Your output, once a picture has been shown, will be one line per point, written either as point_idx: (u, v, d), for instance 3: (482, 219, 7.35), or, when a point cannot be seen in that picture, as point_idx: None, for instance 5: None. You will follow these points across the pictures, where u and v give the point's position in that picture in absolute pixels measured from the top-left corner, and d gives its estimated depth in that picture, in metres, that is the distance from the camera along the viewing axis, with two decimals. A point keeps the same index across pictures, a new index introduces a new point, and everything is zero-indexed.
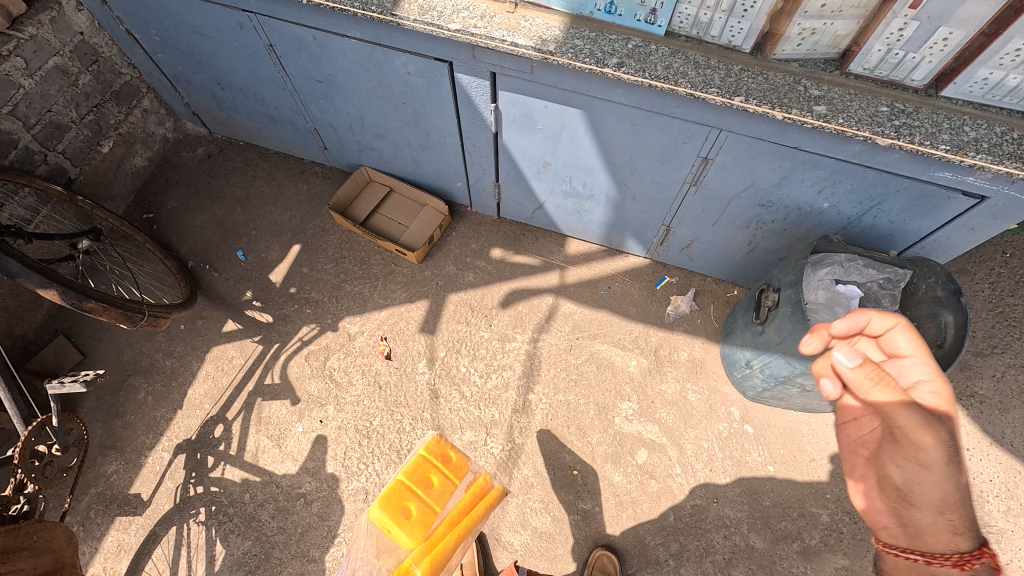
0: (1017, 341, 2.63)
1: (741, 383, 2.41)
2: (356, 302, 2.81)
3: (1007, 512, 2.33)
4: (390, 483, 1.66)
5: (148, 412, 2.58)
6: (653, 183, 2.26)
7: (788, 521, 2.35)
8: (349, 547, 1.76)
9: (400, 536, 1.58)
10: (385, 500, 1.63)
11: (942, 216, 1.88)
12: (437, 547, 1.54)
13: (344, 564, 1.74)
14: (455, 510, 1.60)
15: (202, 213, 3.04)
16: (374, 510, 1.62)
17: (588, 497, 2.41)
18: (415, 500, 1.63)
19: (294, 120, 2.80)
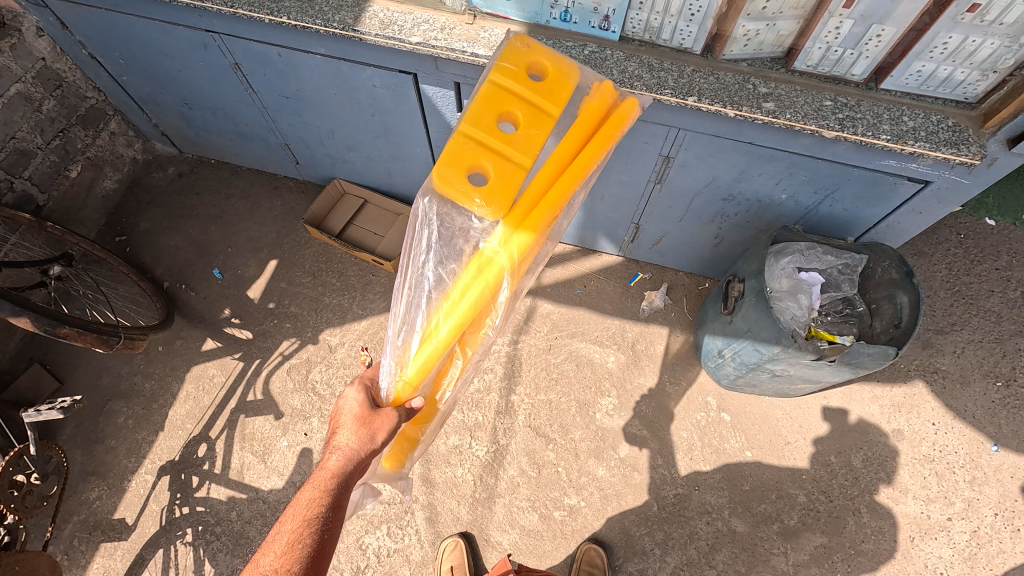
0: (975, 317, 2.75)
1: (715, 372, 2.47)
2: (335, 314, 2.83)
3: (972, 481, 2.44)
4: (457, 130, 1.34)
5: (129, 436, 2.56)
6: (620, 183, 2.32)
7: (767, 503, 2.42)
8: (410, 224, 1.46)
9: (472, 198, 1.31)
10: (451, 159, 1.33)
11: (892, 202, 1.98)
12: (532, 220, 1.33)
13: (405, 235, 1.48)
14: (564, 146, 1.39)
15: (176, 233, 3.03)
16: (440, 166, 1.33)
17: (573, 493, 2.45)
18: (490, 157, 1.32)
19: (264, 136, 2.82)
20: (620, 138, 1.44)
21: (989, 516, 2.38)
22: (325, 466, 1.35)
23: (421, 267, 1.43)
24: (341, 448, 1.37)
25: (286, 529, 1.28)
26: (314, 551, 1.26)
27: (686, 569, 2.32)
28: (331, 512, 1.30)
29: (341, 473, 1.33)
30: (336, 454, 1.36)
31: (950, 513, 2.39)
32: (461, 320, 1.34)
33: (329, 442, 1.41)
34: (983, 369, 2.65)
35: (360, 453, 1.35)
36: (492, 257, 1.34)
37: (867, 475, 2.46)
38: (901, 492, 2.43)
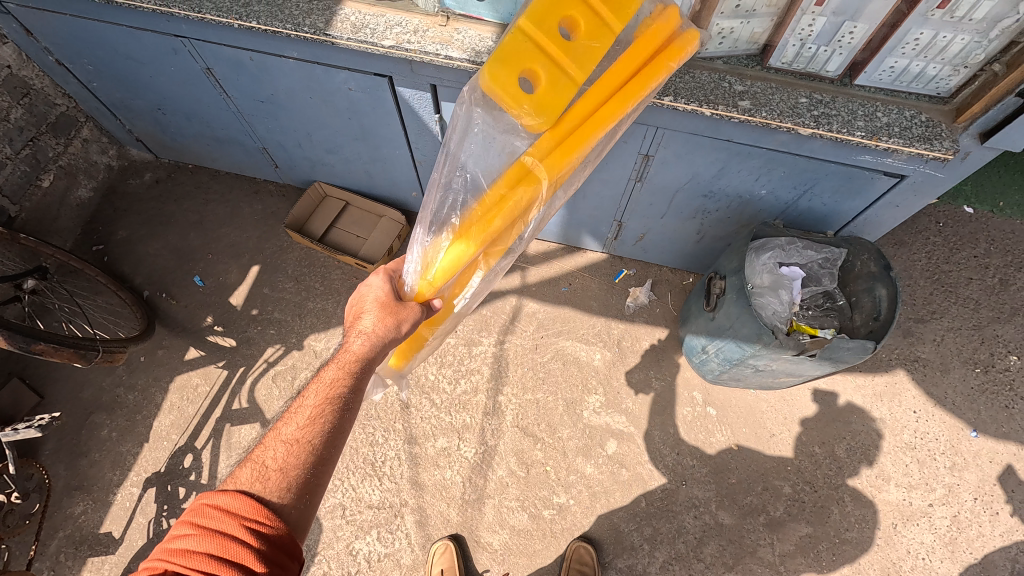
0: (954, 305, 2.79)
1: (700, 368, 2.48)
2: (319, 319, 2.81)
3: (953, 467, 2.48)
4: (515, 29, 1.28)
5: (114, 449, 2.53)
6: (601, 181, 2.32)
7: (753, 496, 2.45)
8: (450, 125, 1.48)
9: (522, 106, 1.34)
10: (506, 56, 1.31)
11: (869, 196, 1.99)
12: (571, 143, 1.37)
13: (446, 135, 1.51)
14: (614, 71, 1.36)
15: (155, 241, 2.98)
16: (493, 66, 1.32)
17: (562, 491, 2.47)
18: (544, 63, 1.30)
19: (241, 140, 2.77)
20: (673, 71, 1.39)
21: (969, 501, 2.43)
22: (352, 349, 1.41)
23: (456, 163, 1.47)
24: (365, 332, 1.42)
25: (308, 402, 1.33)
26: (334, 428, 1.30)
27: (675, 564, 2.34)
28: (353, 392, 1.36)
29: (363, 355, 1.39)
30: (364, 337, 1.42)
31: (931, 499, 2.43)
32: (490, 227, 1.39)
33: (352, 328, 1.47)
34: (962, 356, 2.69)
35: (385, 341, 1.42)
36: (531, 168, 1.39)
37: (851, 464, 2.50)
38: (884, 480, 2.47)
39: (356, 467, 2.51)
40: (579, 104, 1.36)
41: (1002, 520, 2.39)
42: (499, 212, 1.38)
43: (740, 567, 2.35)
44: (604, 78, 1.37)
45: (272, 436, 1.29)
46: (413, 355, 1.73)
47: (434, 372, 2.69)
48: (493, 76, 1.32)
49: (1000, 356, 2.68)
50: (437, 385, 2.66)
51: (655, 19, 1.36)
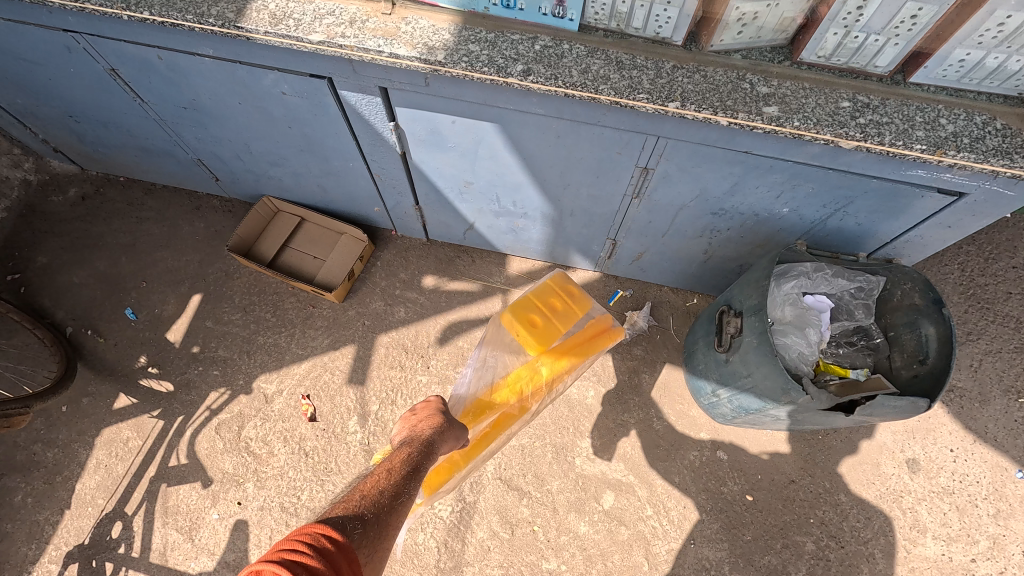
0: (992, 325, 2.46)
1: (709, 410, 2.15)
2: (271, 355, 2.44)
3: (997, 515, 2.18)
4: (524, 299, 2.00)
5: (29, 518, 2.17)
6: (591, 197, 1.96)
7: (771, 554, 2.14)
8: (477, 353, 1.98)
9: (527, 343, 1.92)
10: (520, 316, 1.95)
11: (915, 216, 1.64)
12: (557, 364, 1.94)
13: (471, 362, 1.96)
14: (578, 335, 2.00)
15: (80, 268, 2.59)
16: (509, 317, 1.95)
17: (552, 555, 2.13)
18: (542, 320, 1.97)
19: (171, 152, 2.38)
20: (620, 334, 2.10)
21: (1016, 554, 2.12)
22: (416, 434, 1.41)
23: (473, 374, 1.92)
24: (425, 427, 1.45)
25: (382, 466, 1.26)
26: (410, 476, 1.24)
27: None
28: (423, 455, 1.33)
29: (428, 437, 1.39)
30: (422, 427, 1.45)
31: (974, 553, 2.13)
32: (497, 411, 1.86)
33: (407, 426, 1.48)
34: (1003, 383, 2.36)
35: (445, 434, 1.44)
36: (526, 378, 1.90)
37: (882, 515, 2.19)
38: (920, 533, 2.16)
39: None
40: (563, 339, 1.96)
41: None
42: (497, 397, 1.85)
43: None
44: (578, 332, 2.01)
45: (349, 490, 1.17)
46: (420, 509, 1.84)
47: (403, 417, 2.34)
48: (508, 315, 1.95)
49: None
50: None
51: (601, 317, 2.04)
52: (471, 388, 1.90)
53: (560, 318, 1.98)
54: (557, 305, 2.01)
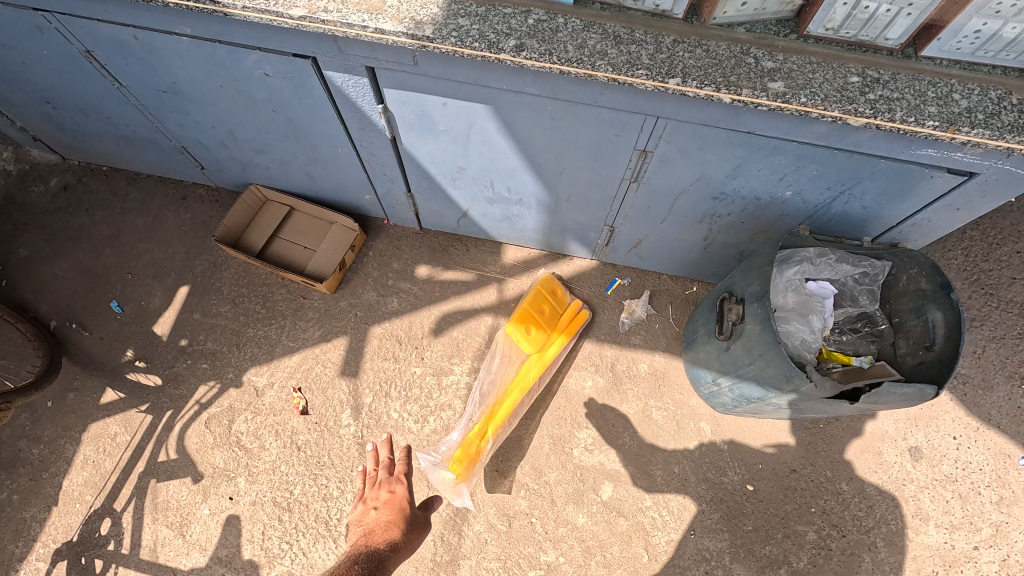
0: (996, 311, 2.42)
1: (709, 399, 2.11)
2: (261, 348, 2.38)
3: (1000, 502, 2.15)
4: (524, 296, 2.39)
5: (15, 515, 2.13)
6: (588, 182, 1.89)
7: (772, 544, 2.11)
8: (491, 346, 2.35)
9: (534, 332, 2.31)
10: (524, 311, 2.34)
11: (923, 198, 1.59)
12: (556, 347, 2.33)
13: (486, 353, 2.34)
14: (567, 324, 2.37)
15: (63, 260, 2.52)
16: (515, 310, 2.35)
17: (550, 548, 2.10)
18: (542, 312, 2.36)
19: (153, 139, 2.30)
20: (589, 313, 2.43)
21: (1019, 542, 2.10)
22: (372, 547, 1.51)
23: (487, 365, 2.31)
24: (380, 536, 1.55)
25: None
26: None
27: None
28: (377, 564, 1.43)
29: (384, 551, 1.50)
30: (378, 541, 1.53)
31: (976, 541, 2.10)
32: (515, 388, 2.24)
33: (358, 534, 1.59)
34: (1007, 370, 2.32)
35: (398, 546, 1.53)
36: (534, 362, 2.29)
37: (883, 503, 2.16)
38: (922, 521, 2.13)
39: (306, 528, 2.12)
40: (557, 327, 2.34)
41: None
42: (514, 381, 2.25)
43: None
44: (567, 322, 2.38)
45: None
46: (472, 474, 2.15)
47: (398, 409, 2.29)
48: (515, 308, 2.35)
49: None
50: (401, 424, 2.26)
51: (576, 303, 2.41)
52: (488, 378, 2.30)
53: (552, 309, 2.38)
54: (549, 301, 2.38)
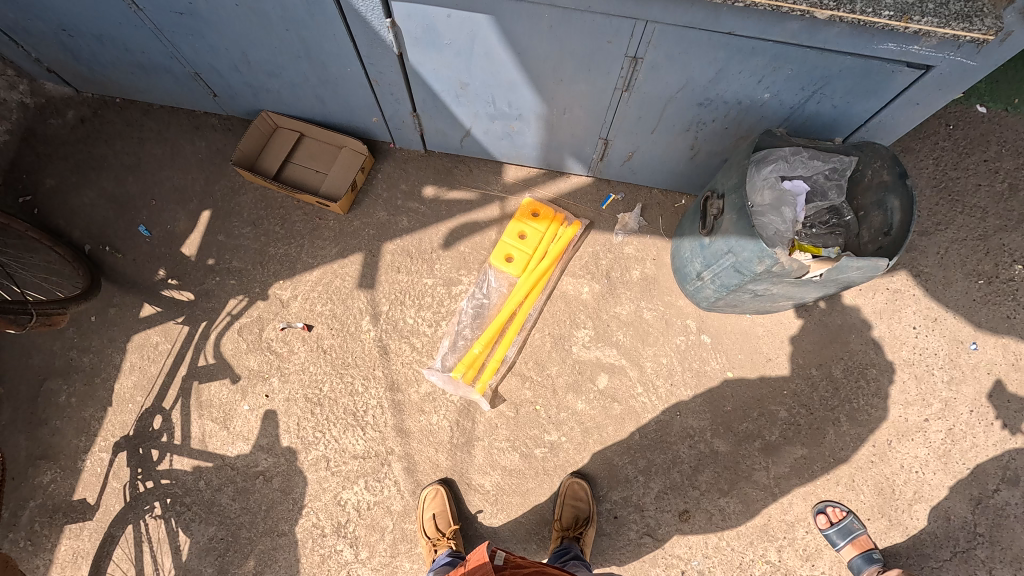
0: (960, 215, 2.61)
1: (695, 296, 2.35)
2: (283, 265, 2.58)
3: (951, 381, 2.43)
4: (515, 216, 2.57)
5: (76, 414, 2.39)
6: (583, 94, 2.03)
7: (748, 422, 2.40)
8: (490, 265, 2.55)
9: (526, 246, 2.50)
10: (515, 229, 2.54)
11: (886, 95, 1.76)
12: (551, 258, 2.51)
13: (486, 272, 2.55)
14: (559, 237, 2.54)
15: (89, 189, 2.67)
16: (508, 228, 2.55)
17: (553, 429, 2.39)
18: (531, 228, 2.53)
19: (168, 66, 2.40)
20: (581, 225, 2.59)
21: (964, 414, 2.39)
22: None
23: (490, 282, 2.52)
24: None
25: None
26: None
27: (670, 493, 2.33)
28: None
29: None
30: None
31: (927, 414, 2.40)
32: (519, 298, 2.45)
33: None
34: (966, 268, 2.55)
35: None
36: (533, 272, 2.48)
37: (848, 384, 2.43)
38: (881, 399, 2.42)
39: (336, 418, 2.39)
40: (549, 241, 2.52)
41: (996, 430, 2.37)
42: (517, 293, 2.46)
43: (735, 491, 2.34)
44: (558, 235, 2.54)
45: None
46: (490, 381, 2.40)
47: (412, 316, 2.51)
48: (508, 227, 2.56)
49: (1005, 266, 2.54)
50: (417, 329, 2.50)
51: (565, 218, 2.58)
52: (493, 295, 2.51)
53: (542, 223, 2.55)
54: (538, 216, 2.55)
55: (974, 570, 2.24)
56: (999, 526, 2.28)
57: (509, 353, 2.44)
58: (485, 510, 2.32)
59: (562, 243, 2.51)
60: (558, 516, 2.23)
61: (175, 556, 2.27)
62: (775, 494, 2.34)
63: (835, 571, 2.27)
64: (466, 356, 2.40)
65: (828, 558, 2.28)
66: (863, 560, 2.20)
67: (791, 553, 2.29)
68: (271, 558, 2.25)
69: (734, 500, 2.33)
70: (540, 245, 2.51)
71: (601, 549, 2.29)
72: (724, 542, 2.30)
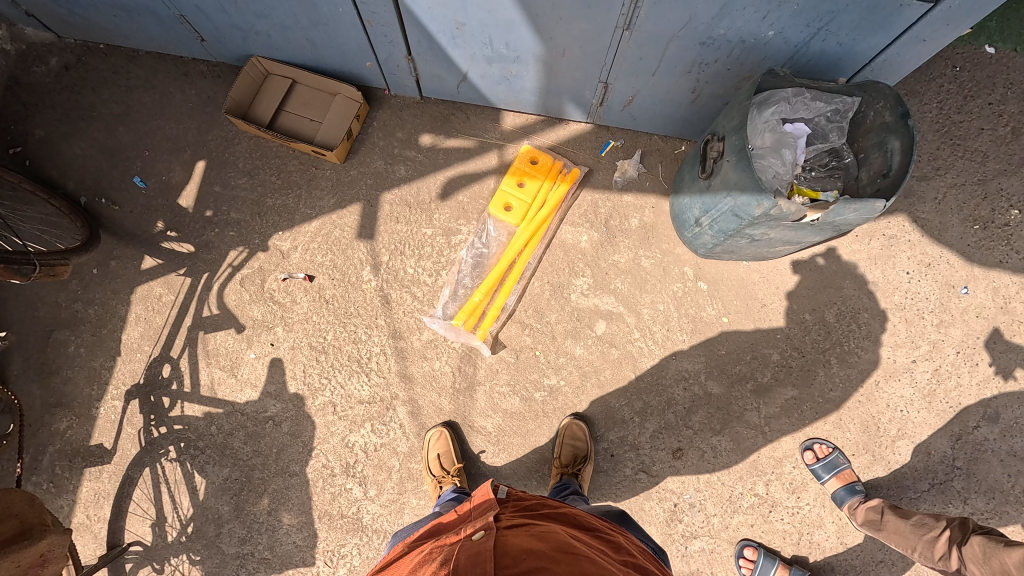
0: (961, 159, 2.59)
1: (693, 242, 2.37)
2: (282, 216, 2.57)
3: (939, 324, 2.49)
4: (513, 166, 2.56)
5: (85, 364, 2.44)
6: (582, 33, 1.98)
7: (742, 364, 2.47)
8: (489, 216, 2.55)
9: (525, 195, 2.50)
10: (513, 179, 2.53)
11: (894, 30, 1.72)
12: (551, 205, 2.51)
13: (486, 224, 2.55)
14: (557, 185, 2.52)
15: (79, 139, 2.62)
16: (507, 178, 2.53)
17: (553, 373, 2.46)
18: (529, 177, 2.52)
19: (151, 8, 2.30)
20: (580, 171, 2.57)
21: (951, 354, 2.47)
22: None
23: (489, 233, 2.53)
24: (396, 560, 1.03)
25: None
26: None
27: (665, 432, 2.43)
28: None
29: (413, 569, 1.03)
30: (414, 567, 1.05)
31: (915, 355, 2.47)
32: (519, 247, 2.46)
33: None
34: (963, 213, 2.56)
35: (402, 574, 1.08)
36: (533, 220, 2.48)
37: (839, 328, 2.49)
38: (872, 342, 2.48)
39: (341, 365, 2.46)
40: (548, 190, 2.50)
41: (980, 370, 2.45)
42: (517, 242, 2.46)
43: (727, 431, 2.44)
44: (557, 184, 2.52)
45: None
46: (490, 329, 2.45)
47: (413, 266, 2.53)
48: (506, 177, 2.54)
49: (1002, 212, 2.55)
50: (417, 279, 2.52)
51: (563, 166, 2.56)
52: (493, 247, 2.52)
53: (540, 171, 2.53)
54: (535, 165, 2.54)
55: (951, 499, 2.37)
56: (976, 460, 2.40)
57: (508, 305, 2.48)
58: (487, 450, 2.42)
59: (561, 190, 2.51)
60: (557, 454, 2.33)
61: (192, 496, 2.38)
62: (764, 433, 2.44)
63: (820, 503, 2.40)
64: (466, 305, 2.44)
65: (813, 490, 2.40)
66: (846, 492, 2.32)
67: (778, 487, 2.42)
68: (284, 497, 2.36)
69: (726, 439, 2.43)
70: (539, 194, 2.49)
71: (598, 485, 2.41)
72: (715, 477, 2.42)
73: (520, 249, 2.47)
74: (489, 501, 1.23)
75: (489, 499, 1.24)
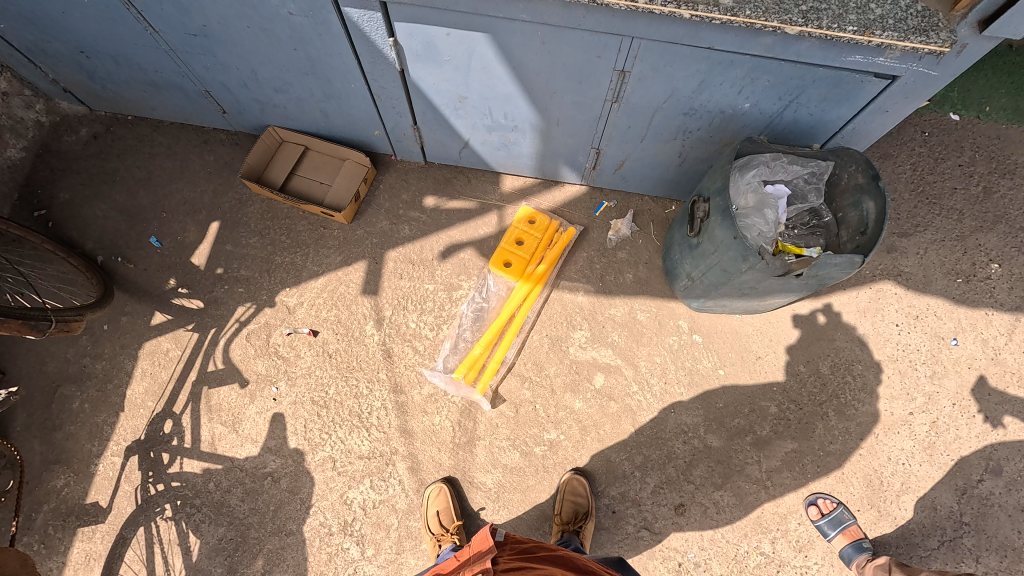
0: (937, 217, 2.73)
1: (685, 296, 2.47)
2: (289, 273, 2.67)
3: (933, 375, 2.53)
4: (511, 227, 2.72)
5: (89, 419, 2.46)
6: (575, 104, 2.15)
7: (740, 417, 2.49)
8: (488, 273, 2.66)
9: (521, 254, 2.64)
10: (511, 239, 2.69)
11: (858, 102, 1.89)
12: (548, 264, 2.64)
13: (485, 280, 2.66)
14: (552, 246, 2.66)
15: (101, 202, 2.77)
16: (505, 238, 2.69)
17: (553, 427, 2.47)
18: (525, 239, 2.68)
19: (179, 84, 2.51)
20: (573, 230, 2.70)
21: (946, 407, 2.49)
22: None
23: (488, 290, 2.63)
24: None
25: None
26: None
27: (666, 487, 2.41)
28: None
29: None
30: None
31: (911, 408, 2.49)
32: (518, 302, 2.56)
33: None
34: (944, 268, 2.66)
35: None
36: (529, 277, 2.60)
37: (835, 380, 2.53)
38: (867, 394, 2.51)
39: (342, 420, 2.47)
40: (543, 250, 2.65)
41: (977, 422, 2.47)
42: (517, 298, 2.57)
43: (728, 485, 2.42)
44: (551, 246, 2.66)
45: None
46: (490, 383, 2.49)
47: (414, 320, 2.61)
48: (504, 236, 2.70)
49: (983, 265, 2.66)
50: (419, 332, 2.59)
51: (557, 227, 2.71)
52: (491, 303, 2.61)
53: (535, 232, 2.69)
54: (530, 226, 2.70)
55: (962, 558, 2.31)
56: (983, 515, 2.36)
57: (509, 359, 2.54)
58: (487, 507, 2.39)
59: (556, 248, 2.65)
60: (558, 511, 2.30)
61: (185, 557, 2.33)
62: (766, 487, 2.42)
63: (827, 561, 2.34)
64: (466, 359, 2.50)
65: (820, 548, 2.35)
66: (853, 550, 2.26)
67: (784, 545, 2.36)
68: (279, 558, 2.31)
69: (728, 493, 2.41)
70: (535, 253, 2.63)
71: (600, 543, 2.36)
72: (720, 535, 2.37)
73: (518, 305, 2.57)
74: (485, 538, 1.27)
75: (488, 536, 1.28)
